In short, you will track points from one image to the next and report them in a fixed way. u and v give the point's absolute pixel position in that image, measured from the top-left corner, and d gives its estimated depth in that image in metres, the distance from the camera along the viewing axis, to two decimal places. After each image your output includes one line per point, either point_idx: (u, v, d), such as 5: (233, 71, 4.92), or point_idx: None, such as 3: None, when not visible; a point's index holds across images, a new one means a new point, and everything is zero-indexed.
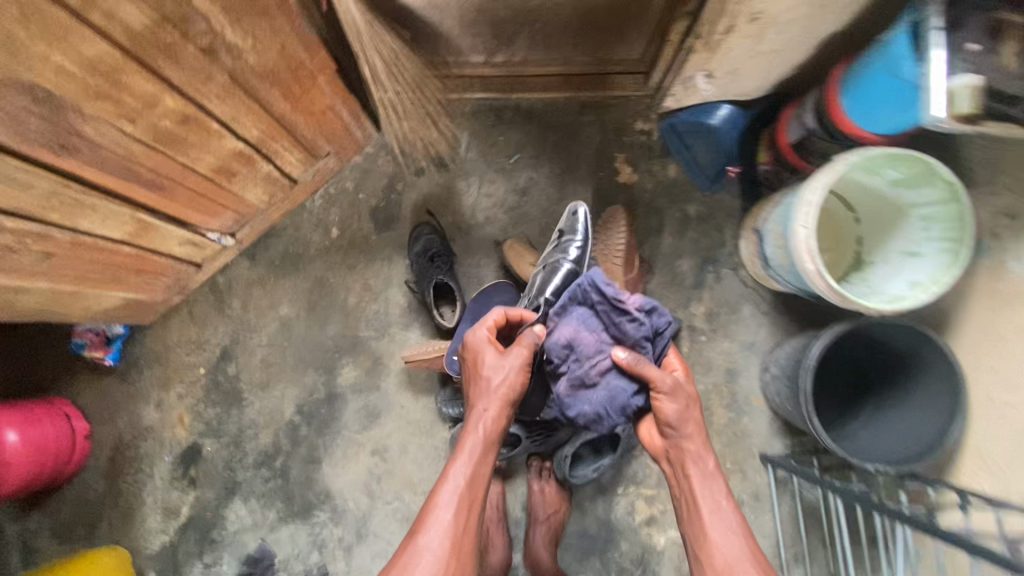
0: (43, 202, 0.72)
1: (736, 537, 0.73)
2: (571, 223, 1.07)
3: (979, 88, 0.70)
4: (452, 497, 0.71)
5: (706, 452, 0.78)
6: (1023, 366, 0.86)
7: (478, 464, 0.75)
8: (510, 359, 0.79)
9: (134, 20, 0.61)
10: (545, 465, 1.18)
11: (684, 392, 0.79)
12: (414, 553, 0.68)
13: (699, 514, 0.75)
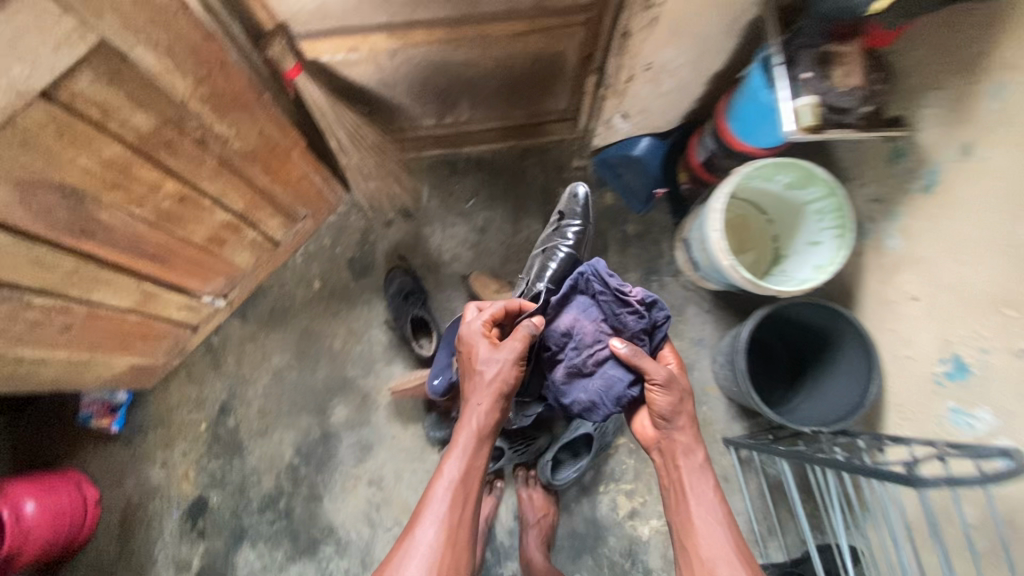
0: (66, 280, 0.84)
1: (720, 527, 0.82)
2: (571, 206, 1.19)
3: (817, 106, 0.88)
4: (446, 491, 0.76)
5: (695, 448, 0.88)
6: (911, 323, 1.02)
7: (472, 458, 0.79)
8: (502, 353, 0.82)
9: (142, 124, 0.76)
10: (531, 473, 1.28)
11: (676, 386, 0.86)
12: (410, 545, 0.73)
13: (687, 503, 0.84)
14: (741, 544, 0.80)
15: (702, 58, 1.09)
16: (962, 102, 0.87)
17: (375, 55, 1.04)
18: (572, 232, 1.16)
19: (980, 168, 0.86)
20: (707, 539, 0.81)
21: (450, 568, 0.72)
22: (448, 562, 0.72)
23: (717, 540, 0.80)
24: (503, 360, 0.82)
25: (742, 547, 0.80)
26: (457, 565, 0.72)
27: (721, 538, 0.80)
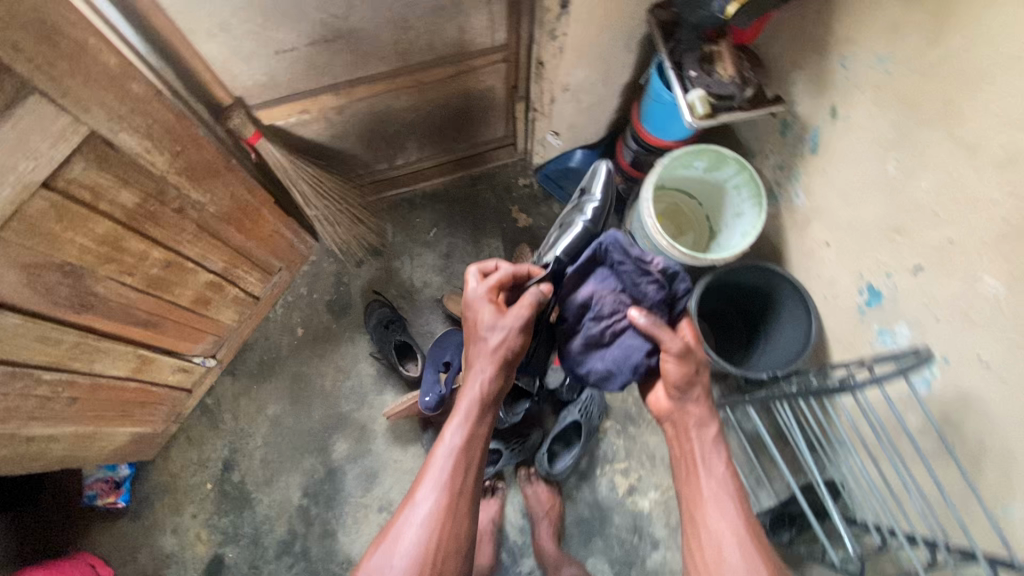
0: (67, 355, 0.91)
1: (728, 498, 0.87)
2: (594, 182, 1.16)
3: (705, 97, 1.04)
4: (449, 456, 0.82)
5: (706, 421, 0.93)
6: (830, 266, 1.17)
7: (474, 424, 0.85)
8: (506, 321, 0.87)
9: (129, 201, 0.86)
10: (532, 470, 1.36)
11: (691, 358, 0.92)
12: (413, 508, 0.79)
13: (699, 475, 0.90)
14: (747, 515, 0.85)
15: (610, 72, 1.26)
16: (820, 75, 1.04)
17: (325, 112, 1.18)
18: (592, 207, 1.11)
19: (845, 126, 1.03)
20: (717, 508, 0.86)
21: (451, 531, 0.78)
22: (449, 526, 0.78)
23: (725, 512, 0.85)
24: (506, 329, 0.87)
25: (747, 516, 0.86)
26: (458, 528, 0.79)
27: (731, 510, 0.86)
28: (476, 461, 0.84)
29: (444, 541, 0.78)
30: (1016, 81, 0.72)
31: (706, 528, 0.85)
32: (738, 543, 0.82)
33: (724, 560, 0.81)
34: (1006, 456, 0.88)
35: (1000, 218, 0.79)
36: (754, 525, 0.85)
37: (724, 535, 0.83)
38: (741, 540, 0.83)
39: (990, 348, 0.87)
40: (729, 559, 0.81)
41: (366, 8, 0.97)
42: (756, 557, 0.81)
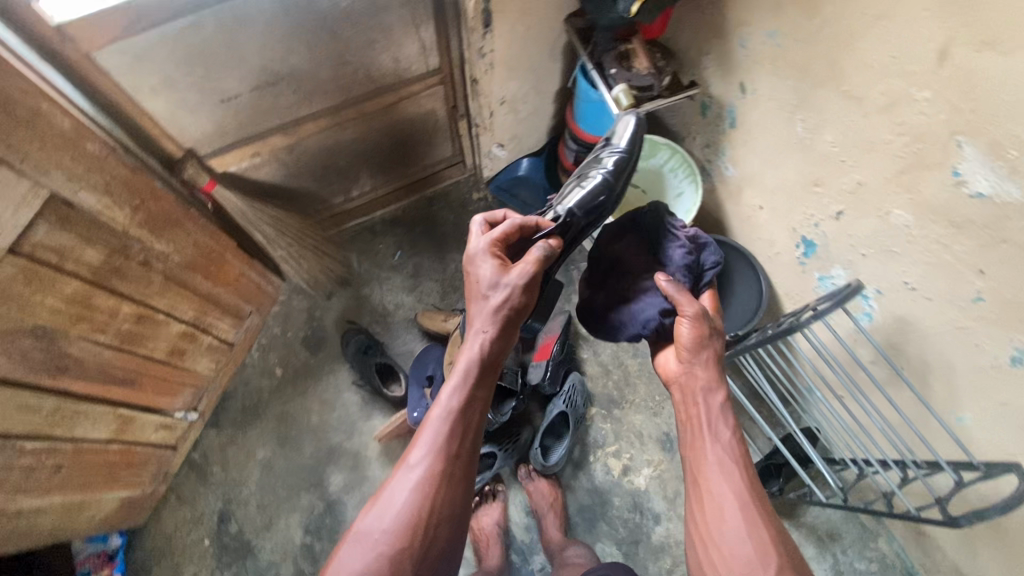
0: (47, 421, 0.91)
1: (733, 465, 0.83)
2: (618, 132, 1.08)
3: (628, 89, 1.13)
4: (443, 421, 0.79)
5: (713, 388, 0.89)
6: (767, 226, 1.27)
7: (472, 388, 0.81)
8: (509, 278, 0.82)
9: (94, 258, 0.88)
10: (531, 468, 1.40)
11: (707, 324, 0.91)
12: (405, 472, 0.77)
13: (701, 441, 0.86)
14: (752, 479, 0.82)
15: (541, 81, 1.36)
16: (726, 57, 1.16)
17: (276, 153, 1.23)
18: (612, 159, 1.03)
19: (755, 99, 1.14)
20: (719, 473, 0.83)
21: (441, 500, 0.76)
22: (440, 494, 0.76)
23: (729, 477, 0.82)
24: (508, 286, 0.82)
25: (752, 479, 0.82)
26: (450, 496, 0.76)
27: (734, 475, 0.82)
28: (472, 428, 0.81)
29: (434, 510, 0.75)
30: (882, 37, 0.84)
31: (709, 492, 0.82)
32: (741, 507, 0.79)
33: (724, 522, 0.78)
34: (947, 368, 0.98)
35: (894, 156, 0.90)
36: (756, 483, 0.82)
37: (727, 501, 0.80)
38: (744, 506, 0.79)
39: (912, 273, 0.97)
40: (730, 522, 0.78)
41: (303, 49, 1.03)
42: (759, 519, 0.77)
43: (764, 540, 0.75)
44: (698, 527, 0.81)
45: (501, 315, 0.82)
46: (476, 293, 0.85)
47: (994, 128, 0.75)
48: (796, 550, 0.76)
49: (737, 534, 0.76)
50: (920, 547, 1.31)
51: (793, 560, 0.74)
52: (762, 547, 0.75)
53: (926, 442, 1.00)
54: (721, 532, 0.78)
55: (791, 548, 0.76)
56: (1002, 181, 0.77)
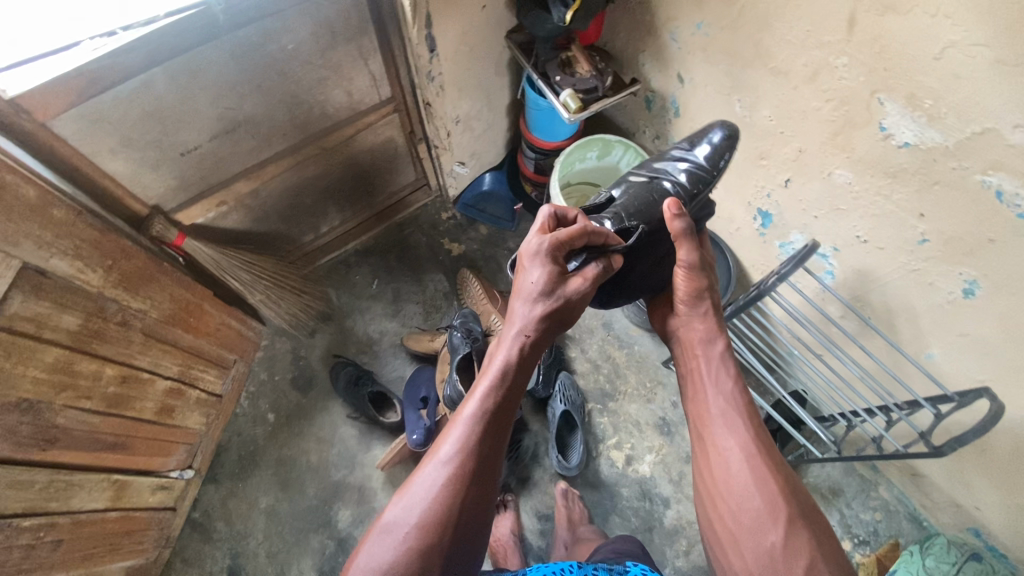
0: (42, 496, 0.91)
1: (737, 417, 0.85)
2: (698, 146, 1.10)
3: (573, 94, 1.18)
4: (477, 417, 0.76)
5: (714, 340, 0.93)
6: (724, 205, 1.33)
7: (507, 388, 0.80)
8: (560, 288, 0.84)
9: (72, 323, 0.88)
10: (571, 490, 1.37)
11: (701, 276, 0.94)
12: (436, 466, 0.73)
13: (705, 391, 0.90)
14: (757, 429, 0.84)
15: (491, 97, 1.41)
16: (660, 52, 1.23)
17: (241, 199, 1.24)
18: (685, 170, 1.08)
19: (692, 87, 1.21)
20: (724, 423, 0.85)
21: (470, 497, 0.72)
22: (470, 491, 0.72)
23: (733, 428, 0.84)
24: (561, 297, 0.84)
25: (757, 430, 0.85)
26: (478, 493, 0.73)
27: (739, 426, 0.84)
28: (504, 426, 0.78)
29: (464, 507, 0.72)
30: (795, 15, 0.91)
31: (715, 442, 0.85)
32: (749, 457, 0.81)
33: (731, 473, 0.81)
34: (908, 311, 1.04)
35: (826, 120, 0.97)
36: (762, 432, 0.84)
37: (732, 453, 0.82)
38: (751, 458, 0.81)
39: (862, 226, 1.03)
40: (737, 472, 0.81)
41: (256, 94, 1.05)
42: (766, 468, 0.80)
43: (772, 491, 0.78)
44: (707, 478, 0.84)
45: (546, 324, 0.84)
46: (525, 291, 0.84)
47: (906, 82, 0.82)
48: (803, 498, 0.78)
49: (745, 484, 0.79)
50: (917, 490, 1.36)
51: (801, 510, 0.76)
52: (769, 496, 0.77)
53: (902, 383, 1.05)
54: (728, 482, 0.81)
55: (799, 498, 0.78)
56: (924, 128, 0.84)
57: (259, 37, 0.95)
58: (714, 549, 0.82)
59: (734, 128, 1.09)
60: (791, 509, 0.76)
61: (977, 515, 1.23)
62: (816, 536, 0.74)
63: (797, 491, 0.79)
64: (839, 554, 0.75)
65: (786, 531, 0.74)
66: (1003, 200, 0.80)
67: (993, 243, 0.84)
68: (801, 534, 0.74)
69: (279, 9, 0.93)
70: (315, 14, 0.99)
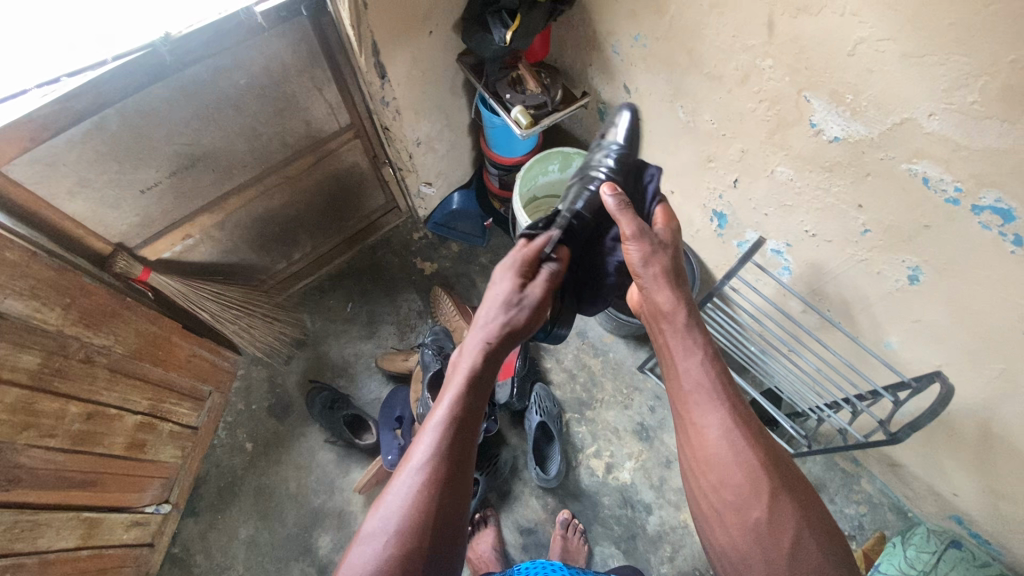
0: (7, 537, 0.92)
1: (713, 391, 0.81)
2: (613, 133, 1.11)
3: (524, 110, 1.21)
4: (448, 423, 0.76)
5: (678, 311, 0.87)
6: (682, 209, 1.36)
7: (475, 394, 0.80)
8: (518, 294, 0.88)
9: (31, 363, 0.90)
10: (572, 519, 1.36)
11: (650, 240, 0.91)
12: (410, 474, 0.73)
13: (681, 365, 0.85)
14: (732, 401, 0.81)
15: (451, 118, 1.45)
16: (606, 65, 1.26)
17: (207, 231, 1.27)
18: (611, 156, 1.07)
19: (639, 96, 1.24)
20: (702, 400, 0.81)
21: (447, 500, 0.72)
22: (446, 494, 0.72)
23: (709, 403, 0.80)
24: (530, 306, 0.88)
25: (735, 402, 0.81)
26: (454, 495, 0.73)
27: (716, 401, 0.80)
28: (474, 430, 0.78)
29: (442, 509, 0.71)
30: (720, 22, 0.95)
31: (695, 419, 0.81)
32: (729, 433, 0.78)
33: (714, 451, 0.78)
34: (862, 301, 1.05)
35: (762, 120, 1.00)
36: (741, 404, 0.82)
37: (711, 429, 0.79)
38: (730, 433, 0.78)
39: (808, 221, 1.05)
40: (719, 450, 0.77)
41: (213, 129, 1.08)
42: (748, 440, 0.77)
43: (754, 465, 0.75)
44: (691, 458, 0.81)
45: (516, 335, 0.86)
46: (493, 302, 0.87)
47: (828, 79, 0.85)
48: (787, 470, 0.77)
49: (726, 461, 0.77)
50: (898, 481, 1.35)
51: (783, 482, 0.75)
52: (752, 470, 0.75)
53: (862, 374, 1.07)
54: (710, 461, 0.78)
55: (780, 470, 0.77)
56: (850, 123, 0.86)
57: (209, 74, 0.98)
58: (703, 527, 0.80)
59: (631, 105, 1.11)
60: (775, 482, 0.75)
61: (955, 502, 1.22)
62: (802, 507, 0.73)
63: (780, 462, 0.77)
64: (827, 527, 0.74)
65: (770, 505, 0.73)
66: (930, 185, 0.82)
67: (928, 229, 0.86)
68: (785, 507, 0.73)
69: (228, 46, 0.96)
70: (264, 49, 1.02)
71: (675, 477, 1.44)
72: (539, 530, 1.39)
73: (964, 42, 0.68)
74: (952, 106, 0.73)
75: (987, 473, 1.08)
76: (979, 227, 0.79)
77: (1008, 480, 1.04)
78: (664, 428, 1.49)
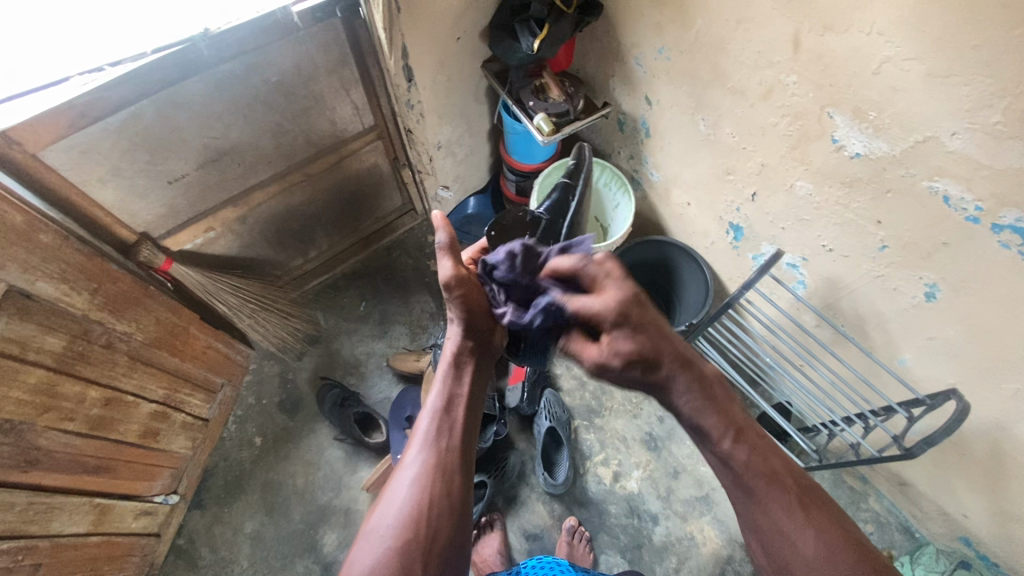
0: (21, 519, 0.94)
1: (750, 488, 0.72)
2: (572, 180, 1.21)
3: (546, 117, 1.25)
4: (433, 417, 0.77)
5: (699, 412, 0.72)
6: (699, 220, 1.37)
7: (453, 386, 0.80)
8: (450, 290, 0.80)
9: (55, 346, 0.92)
10: (578, 526, 1.36)
11: (623, 362, 0.68)
12: (403, 471, 0.74)
13: (714, 466, 0.75)
14: (774, 492, 0.71)
15: (471, 124, 1.47)
16: (628, 76, 1.29)
17: (228, 226, 1.29)
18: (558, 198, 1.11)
19: (659, 108, 1.27)
20: (766, 494, 0.71)
21: (440, 490, 0.72)
22: (439, 485, 0.72)
23: (755, 501, 0.71)
24: (467, 289, 0.80)
25: (772, 488, 0.71)
26: (450, 485, 0.73)
27: (756, 496, 0.71)
28: (465, 421, 0.78)
29: (435, 499, 0.71)
30: (746, 38, 0.97)
31: (763, 516, 0.71)
32: (798, 525, 0.69)
33: (792, 552, 0.68)
34: (877, 317, 1.06)
35: (784, 135, 1.02)
36: (807, 486, 0.73)
37: (762, 526, 0.71)
38: (778, 529, 0.70)
39: (825, 236, 1.06)
40: (792, 543, 0.69)
41: (241, 125, 1.10)
42: (823, 531, 0.69)
43: (811, 562, 0.67)
44: (768, 559, 0.71)
45: (478, 320, 0.83)
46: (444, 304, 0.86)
47: (852, 97, 0.87)
48: (850, 559, 0.67)
49: (810, 563, 0.67)
50: (908, 501, 1.34)
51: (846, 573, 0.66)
52: (833, 567, 0.66)
53: (876, 389, 1.07)
54: (791, 566, 0.68)
55: (844, 557, 0.67)
56: (872, 140, 0.88)
57: (243, 70, 1.01)
58: None
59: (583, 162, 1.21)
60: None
61: (965, 524, 1.21)
62: None
63: (864, 550, 0.69)
64: None
65: None
66: (950, 204, 0.83)
67: (947, 246, 0.87)
68: None
69: (263, 44, 0.98)
70: (298, 48, 1.04)
71: (683, 488, 1.43)
72: (545, 536, 1.39)
73: (989, 64, 0.70)
74: (975, 125, 0.75)
75: (998, 493, 1.07)
76: (998, 246, 0.80)
77: (1020, 501, 1.04)
78: (672, 438, 1.48)
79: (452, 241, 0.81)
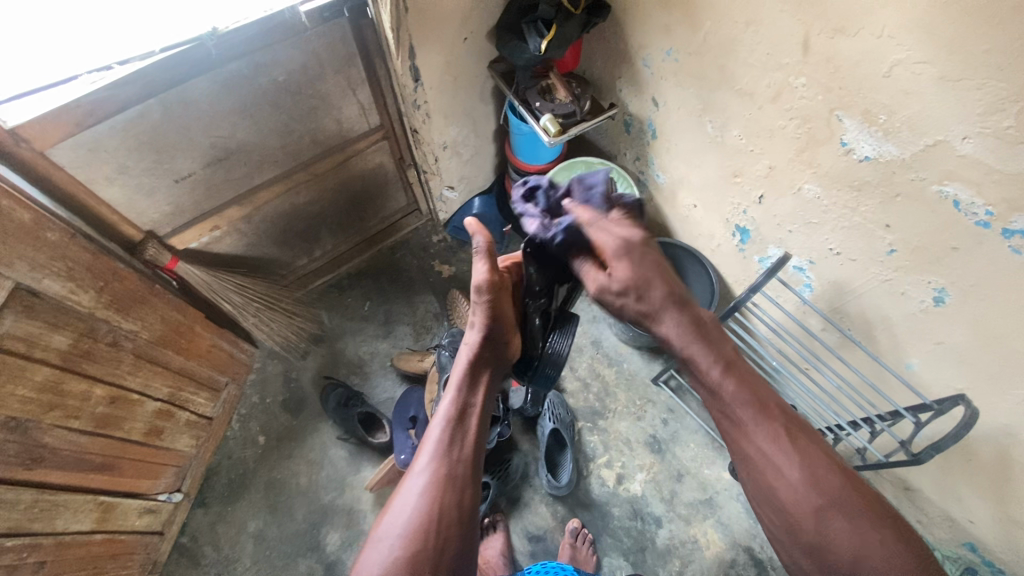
0: (26, 516, 0.94)
1: (739, 417, 0.75)
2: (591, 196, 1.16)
3: (553, 119, 1.24)
4: (445, 426, 0.77)
5: (690, 347, 0.77)
6: (705, 222, 1.37)
7: (467, 395, 0.79)
8: (476, 297, 0.80)
9: (61, 345, 0.92)
10: (581, 528, 1.35)
11: (622, 284, 0.79)
12: (413, 479, 0.74)
13: (705, 398, 0.78)
14: (761, 420, 0.74)
15: (477, 124, 1.47)
16: (635, 77, 1.29)
17: (234, 225, 1.29)
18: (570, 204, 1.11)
19: (666, 110, 1.27)
20: (753, 421, 0.74)
21: (451, 501, 0.72)
22: (449, 495, 0.72)
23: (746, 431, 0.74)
24: (496, 297, 0.80)
25: (758, 416, 0.74)
26: (461, 496, 0.73)
27: (746, 425, 0.74)
28: (476, 430, 0.78)
29: (445, 510, 0.71)
30: (755, 40, 0.97)
31: (751, 445, 0.74)
32: (784, 450, 0.72)
33: (777, 476, 0.71)
34: (884, 322, 1.06)
35: (792, 137, 1.01)
36: (793, 416, 0.76)
37: (751, 453, 0.74)
38: (765, 453, 0.73)
39: (833, 239, 1.06)
40: (777, 469, 0.72)
41: (248, 124, 1.10)
42: (807, 455, 0.72)
43: (796, 485, 0.71)
44: (752, 487, 0.74)
45: (498, 332, 0.82)
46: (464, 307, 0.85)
47: (861, 100, 0.87)
48: (833, 486, 0.71)
49: (794, 486, 0.71)
50: (912, 507, 1.33)
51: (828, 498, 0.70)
52: (815, 492, 0.70)
53: (883, 393, 1.06)
54: (775, 490, 0.72)
55: (824, 484, 0.71)
56: (882, 143, 0.87)
57: (249, 70, 1.00)
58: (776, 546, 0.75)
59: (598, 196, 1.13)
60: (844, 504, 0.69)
61: (971, 530, 1.20)
62: (852, 518, 0.69)
63: (846, 477, 0.72)
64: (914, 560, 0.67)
65: (817, 516, 0.69)
66: (961, 208, 0.82)
67: (956, 251, 0.86)
68: (835, 522, 0.69)
69: (270, 43, 0.98)
70: (305, 48, 1.04)
71: (686, 491, 1.42)
72: (547, 538, 1.39)
73: (1001, 67, 0.69)
74: (986, 130, 0.74)
75: (1005, 500, 1.06)
76: (1009, 251, 0.79)
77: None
78: (675, 441, 1.48)
79: (490, 245, 0.80)
